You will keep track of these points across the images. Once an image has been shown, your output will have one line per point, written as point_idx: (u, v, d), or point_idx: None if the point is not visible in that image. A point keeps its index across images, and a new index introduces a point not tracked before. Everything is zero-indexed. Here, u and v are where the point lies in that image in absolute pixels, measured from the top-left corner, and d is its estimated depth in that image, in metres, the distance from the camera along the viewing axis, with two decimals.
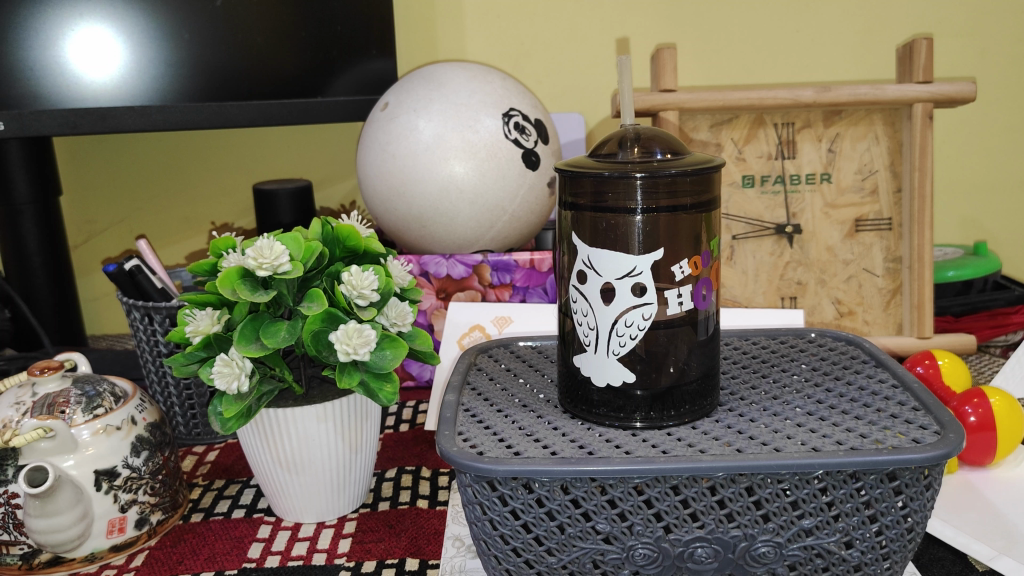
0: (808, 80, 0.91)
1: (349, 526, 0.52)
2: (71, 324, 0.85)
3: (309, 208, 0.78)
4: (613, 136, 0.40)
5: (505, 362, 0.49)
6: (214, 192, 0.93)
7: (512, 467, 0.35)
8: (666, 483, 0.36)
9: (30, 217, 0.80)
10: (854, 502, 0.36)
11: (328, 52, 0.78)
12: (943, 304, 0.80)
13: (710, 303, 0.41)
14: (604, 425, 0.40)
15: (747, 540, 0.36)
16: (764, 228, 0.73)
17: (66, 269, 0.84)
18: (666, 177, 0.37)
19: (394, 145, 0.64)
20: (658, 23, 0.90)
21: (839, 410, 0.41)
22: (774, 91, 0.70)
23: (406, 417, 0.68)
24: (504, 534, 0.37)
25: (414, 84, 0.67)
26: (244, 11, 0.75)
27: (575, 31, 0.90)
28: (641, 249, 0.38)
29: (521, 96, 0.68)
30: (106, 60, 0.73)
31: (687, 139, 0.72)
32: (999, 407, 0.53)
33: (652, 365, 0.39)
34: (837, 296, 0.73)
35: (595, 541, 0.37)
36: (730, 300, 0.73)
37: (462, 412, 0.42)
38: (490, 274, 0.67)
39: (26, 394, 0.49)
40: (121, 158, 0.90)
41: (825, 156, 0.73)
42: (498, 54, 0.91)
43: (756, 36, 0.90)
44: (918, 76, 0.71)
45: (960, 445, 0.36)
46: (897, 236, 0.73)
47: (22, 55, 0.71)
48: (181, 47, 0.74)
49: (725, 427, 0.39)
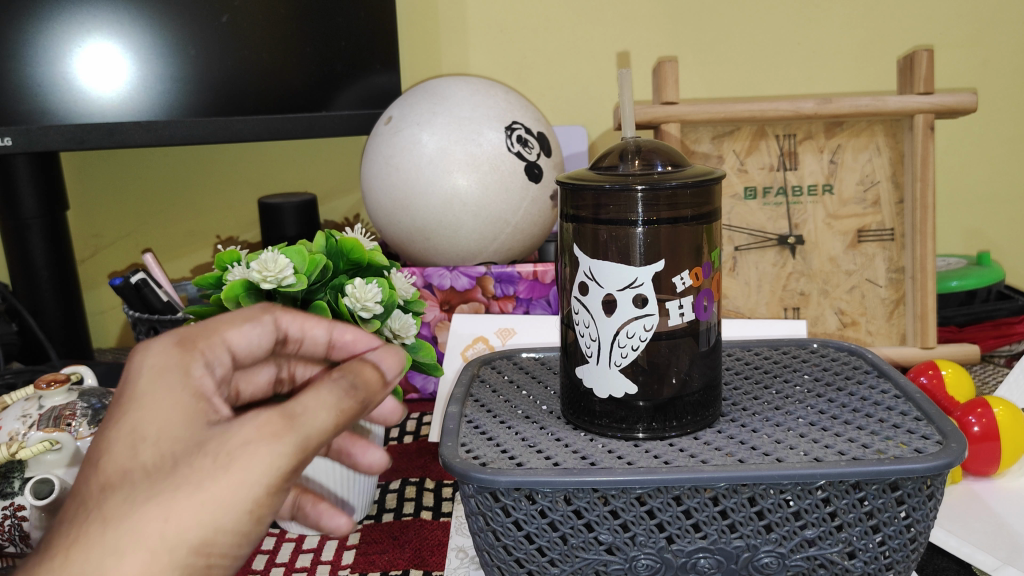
0: (810, 91, 0.92)
1: (353, 537, 0.52)
2: (78, 337, 0.85)
3: (314, 220, 0.78)
4: (614, 149, 0.41)
5: (508, 374, 0.50)
6: (220, 205, 0.93)
7: (514, 477, 0.35)
8: (668, 493, 0.36)
9: (37, 232, 0.81)
10: (856, 513, 0.36)
11: (332, 67, 0.79)
12: (946, 314, 0.80)
13: (712, 314, 0.41)
14: (606, 435, 0.40)
15: (750, 551, 0.37)
16: (766, 239, 0.73)
17: (74, 281, 0.85)
18: (667, 189, 0.37)
19: (397, 158, 0.65)
20: (659, 37, 0.90)
21: (840, 420, 0.41)
22: (775, 104, 0.70)
23: (410, 429, 0.68)
24: (506, 545, 0.38)
25: (417, 98, 0.68)
26: (250, 27, 0.76)
27: (576, 44, 0.91)
28: (643, 260, 0.39)
29: (524, 110, 0.68)
30: (114, 75, 0.73)
31: (689, 152, 0.73)
32: (1002, 417, 0.53)
33: (654, 375, 0.40)
34: (840, 307, 0.73)
35: (597, 552, 0.37)
36: (733, 311, 0.74)
37: (465, 423, 0.42)
38: (494, 285, 0.67)
39: (32, 407, 0.49)
40: (127, 172, 0.91)
41: (827, 167, 0.73)
42: (501, 67, 0.91)
43: (756, 48, 0.91)
44: (919, 87, 0.71)
45: (962, 455, 0.36)
46: (899, 246, 0.73)
47: (31, 71, 0.72)
48: (189, 62, 0.75)
49: (727, 438, 0.40)
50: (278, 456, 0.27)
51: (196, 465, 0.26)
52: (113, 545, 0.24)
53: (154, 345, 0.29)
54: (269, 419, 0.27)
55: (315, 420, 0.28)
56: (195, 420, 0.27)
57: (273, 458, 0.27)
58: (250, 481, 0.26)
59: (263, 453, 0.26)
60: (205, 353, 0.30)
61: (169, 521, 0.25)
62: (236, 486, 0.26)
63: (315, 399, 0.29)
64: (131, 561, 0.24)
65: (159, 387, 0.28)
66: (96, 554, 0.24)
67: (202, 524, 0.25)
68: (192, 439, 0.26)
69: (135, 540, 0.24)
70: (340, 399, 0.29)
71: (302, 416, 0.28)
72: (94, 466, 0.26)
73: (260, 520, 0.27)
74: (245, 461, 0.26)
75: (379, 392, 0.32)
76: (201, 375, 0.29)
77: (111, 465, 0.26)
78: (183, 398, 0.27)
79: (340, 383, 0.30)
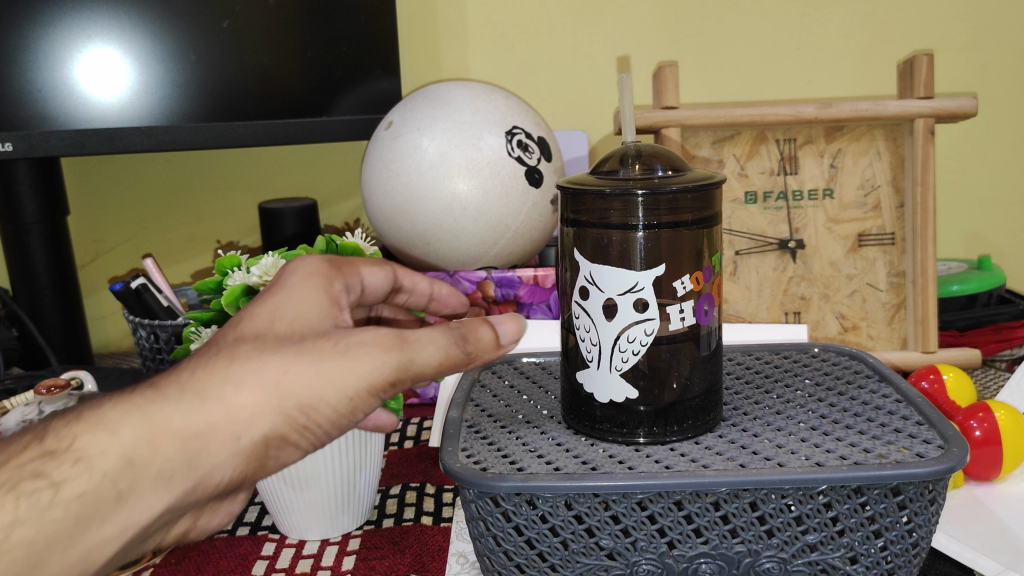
0: (810, 95, 0.92)
1: (353, 543, 0.52)
2: (78, 344, 0.85)
3: (315, 225, 0.78)
4: (615, 153, 0.41)
5: (508, 379, 0.50)
6: (221, 211, 0.93)
7: (515, 482, 0.35)
8: (670, 498, 0.36)
9: (37, 237, 0.81)
10: (858, 518, 0.36)
11: (333, 72, 0.79)
12: (947, 318, 0.79)
13: (712, 318, 0.41)
14: (607, 440, 0.40)
15: (751, 556, 0.36)
16: (767, 244, 0.73)
17: (74, 286, 0.84)
18: (667, 193, 0.37)
19: (398, 162, 0.65)
20: (659, 42, 0.90)
21: (842, 425, 0.41)
22: (775, 108, 0.70)
23: (410, 434, 0.68)
24: (508, 550, 0.37)
25: (417, 102, 0.68)
26: (252, 32, 0.76)
27: (575, 49, 0.91)
28: (644, 265, 0.38)
29: (524, 115, 0.68)
30: (115, 80, 0.74)
31: (689, 156, 0.73)
32: (1003, 421, 0.53)
33: (655, 380, 0.40)
34: (841, 311, 0.73)
35: (598, 557, 0.37)
36: (734, 316, 0.74)
37: (465, 428, 0.42)
38: (495, 289, 0.67)
39: (32, 412, 0.48)
40: (127, 177, 0.91)
41: (827, 171, 0.73)
42: (502, 72, 0.91)
43: (756, 52, 0.91)
44: (920, 91, 0.71)
45: (964, 459, 0.36)
46: (900, 251, 0.73)
47: (32, 77, 0.72)
48: (190, 68, 0.75)
49: (729, 443, 0.39)
50: (387, 363, 0.31)
51: (320, 344, 0.30)
52: (233, 377, 0.28)
53: (309, 259, 0.34)
54: (386, 336, 0.31)
55: (428, 355, 0.32)
56: (325, 319, 0.31)
57: (383, 363, 0.31)
58: (360, 372, 0.30)
59: (375, 356, 0.30)
60: (346, 278, 0.35)
61: (285, 374, 0.29)
62: (346, 373, 0.30)
63: (428, 334, 0.33)
64: (244, 394, 0.28)
65: (310, 285, 0.32)
66: (219, 379, 0.28)
67: (310, 390, 0.29)
68: (322, 331, 0.31)
69: (253, 375, 0.28)
70: (449, 343, 0.33)
71: (419, 343, 0.32)
72: (236, 323, 0.31)
73: (354, 413, 0.31)
74: (359, 357, 0.30)
75: (488, 352, 0.35)
76: (339, 291, 0.33)
77: (258, 323, 0.30)
78: (322, 300, 0.32)
79: (454, 330, 0.34)
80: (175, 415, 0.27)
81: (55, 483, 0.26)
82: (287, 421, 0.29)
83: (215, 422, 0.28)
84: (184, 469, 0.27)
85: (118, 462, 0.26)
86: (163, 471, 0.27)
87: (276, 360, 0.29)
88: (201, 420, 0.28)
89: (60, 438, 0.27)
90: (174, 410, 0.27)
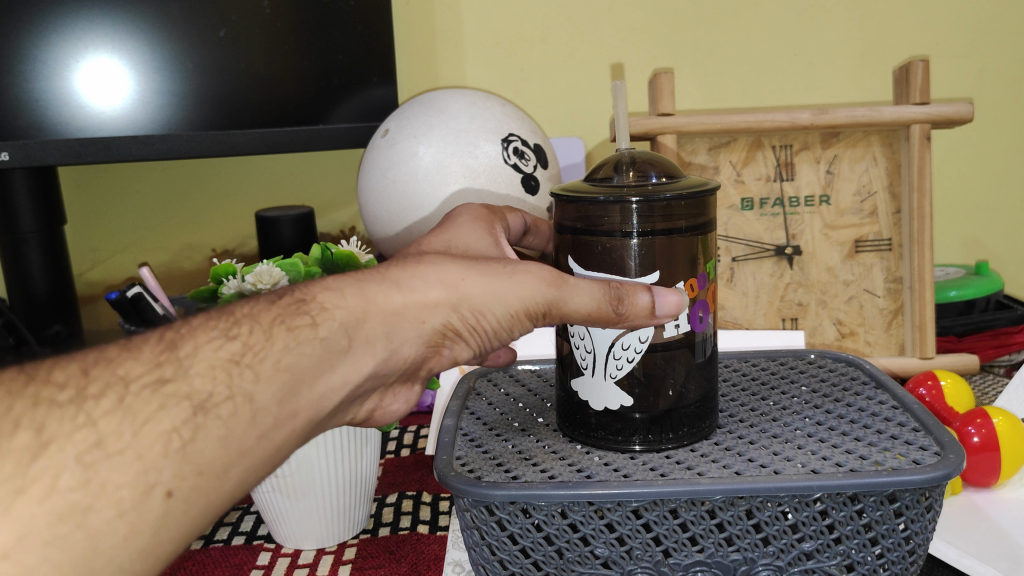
0: (808, 102, 0.92)
1: (349, 552, 0.52)
2: (70, 311, 0.84)
3: (311, 233, 0.78)
4: (610, 160, 0.41)
5: (504, 387, 0.49)
6: (218, 218, 0.93)
7: (509, 491, 0.35)
8: (664, 506, 0.36)
9: (34, 246, 0.81)
10: (854, 525, 0.36)
11: (330, 81, 0.79)
12: (946, 324, 0.79)
13: (706, 325, 0.41)
14: (602, 448, 0.40)
15: (747, 564, 0.36)
16: (763, 250, 0.73)
17: (72, 299, 0.85)
18: (662, 200, 0.37)
19: (393, 170, 0.65)
20: (656, 51, 0.91)
21: (839, 431, 0.40)
22: (771, 114, 0.70)
23: (407, 442, 0.67)
24: (502, 559, 0.37)
25: (414, 110, 0.68)
26: (247, 40, 0.76)
27: (572, 56, 0.91)
28: (638, 271, 0.39)
29: (521, 122, 0.68)
30: (114, 90, 0.74)
31: (686, 163, 0.73)
32: (1002, 427, 0.53)
33: (650, 388, 0.39)
34: (838, 317, 0.73)
35: (593, 566, 0.36)
36: (731, 322, 0.74)
37: (461, 437, 0.42)
38: None
39: None
40: (125, 186, 0.91)
41: (824, 177, 0.73)
42: (499, 80, 0.92)
43: (751, 60, 0.91)
44: (915, 97, 0.71)
45: (960, 465, 0.35)
46: (897, 256, 0.73)
47: (27, 87, 0.72)
48: (187, 77, 0.75)
49: (724, 450, 0.39)
50: (540, 295, 0.36)
51: (491, 265, 0.36)
52: (420, 274, 0.34)
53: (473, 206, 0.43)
54: (549, 275, 0.36)
55: (576, 299, 0.36)
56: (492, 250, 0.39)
57: (536, 293, 0.36)
58: (519, 293, 0.36)
59: (533, 284, 0.36)
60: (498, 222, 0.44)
61: (463, 278, 0.35)
62: (507, 292, 0.36)
63: (582, 285, 0.36)
64: (432, 288, 0.34)
65: (475, 227, 0.41)
66: (411, 272, 0.34)
67: (477, 296, 0.35)
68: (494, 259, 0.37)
69: (437, 274, 0.35)
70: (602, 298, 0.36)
71: (570, 286, 0.36)
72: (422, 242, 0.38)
73: (511, 325, 0.37)
74: (521, 280, 0.36)
75: (642, 319, 0.36)
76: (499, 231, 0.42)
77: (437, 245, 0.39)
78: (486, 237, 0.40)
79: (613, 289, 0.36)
80: (381, 294, 0.34)
81: (314, 321, 0.32)
82: (459, 319, 0.35)
83: (408, 304, 0.34)
84: (383, 338, 0.33)
85: (347, 319, 0.32)
86: (369, 336, 0.33)
87: (455, 268, 0.35)
88: (399, 301, 0.34)
89: (306, 293, 0.33)
90: (382, 289, 0.34)
